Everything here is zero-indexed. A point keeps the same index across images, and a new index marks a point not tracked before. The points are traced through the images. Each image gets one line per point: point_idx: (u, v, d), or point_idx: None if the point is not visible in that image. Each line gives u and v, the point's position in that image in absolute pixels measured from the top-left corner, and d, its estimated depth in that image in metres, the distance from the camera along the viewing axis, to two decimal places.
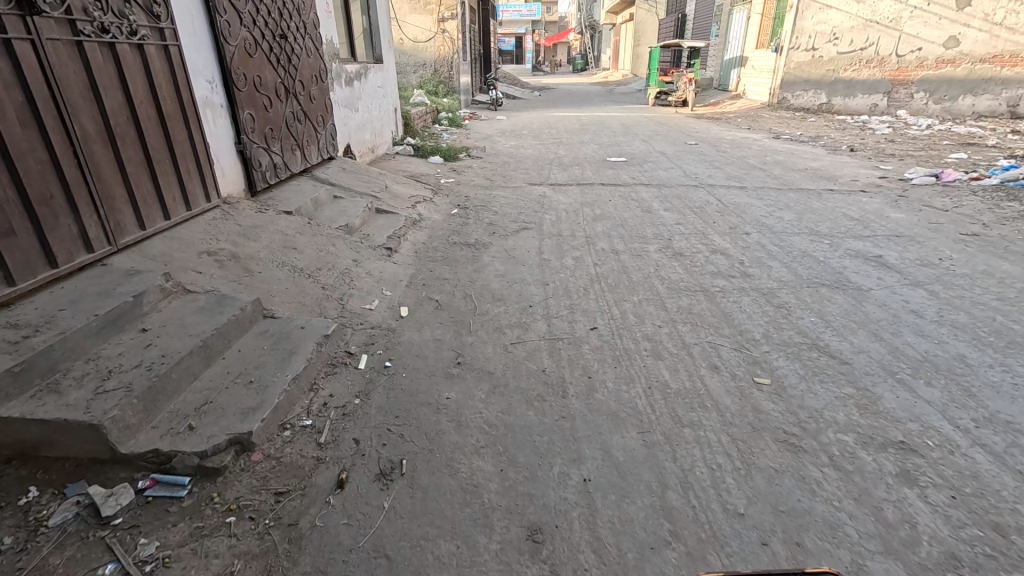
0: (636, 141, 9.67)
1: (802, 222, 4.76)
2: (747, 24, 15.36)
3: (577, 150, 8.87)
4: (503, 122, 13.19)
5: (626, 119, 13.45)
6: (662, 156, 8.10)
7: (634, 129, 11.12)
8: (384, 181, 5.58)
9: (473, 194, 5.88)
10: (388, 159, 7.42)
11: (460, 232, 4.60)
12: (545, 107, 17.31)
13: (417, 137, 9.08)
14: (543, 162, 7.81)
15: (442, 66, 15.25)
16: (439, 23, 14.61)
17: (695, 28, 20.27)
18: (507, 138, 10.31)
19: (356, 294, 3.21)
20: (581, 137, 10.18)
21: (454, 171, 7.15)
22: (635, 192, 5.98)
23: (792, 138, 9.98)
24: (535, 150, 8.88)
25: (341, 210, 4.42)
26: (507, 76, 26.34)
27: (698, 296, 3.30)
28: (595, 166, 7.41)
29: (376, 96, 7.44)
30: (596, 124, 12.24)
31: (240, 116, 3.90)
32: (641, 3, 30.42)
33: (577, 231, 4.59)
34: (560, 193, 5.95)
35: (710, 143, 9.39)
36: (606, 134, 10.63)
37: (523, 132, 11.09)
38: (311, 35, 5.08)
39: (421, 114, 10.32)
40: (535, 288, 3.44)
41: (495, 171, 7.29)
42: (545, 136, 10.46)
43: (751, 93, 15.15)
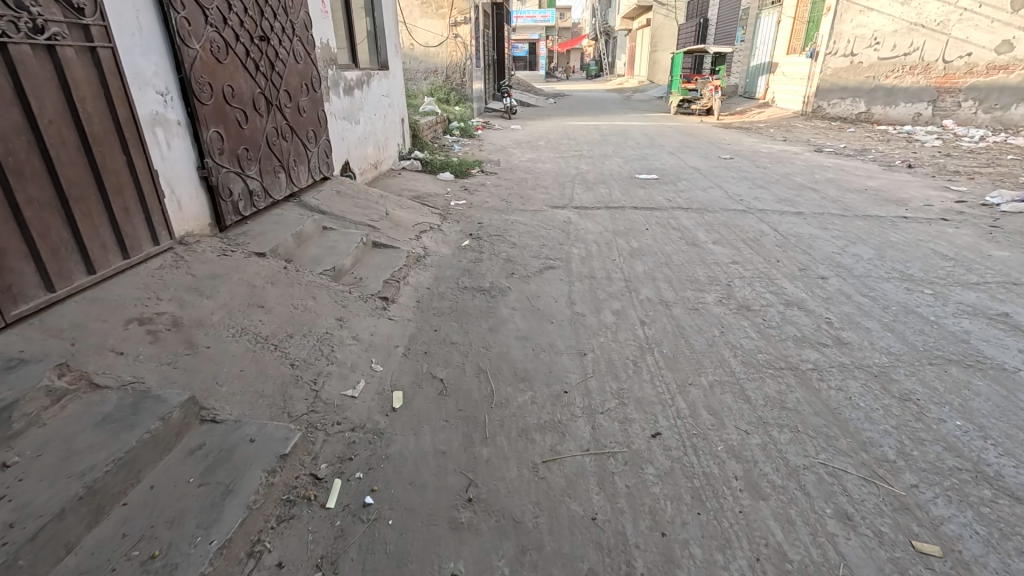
0: (664, 154, 8.88)
1: (887, 262, 3.92)
2: (778, 28, 14.49)
3: (599, 164, 8.08)
4: (518, 132, 12.44)
5: (649, 129, 12.66)
6: (696, 172, 7.29)
7: (660, 140, 10.31)
8: (384, 205, 4.83)
9: (487, 219, 5.11)
10: (393, 176, 6.70)
11: (472, 272, 3.83)
12: (560, 115, 16.57)
13: (426, 149, 8.36)
14: (564, 179, 7.04)
15: (455, 71, 14.59)
16: (450, 27, 13.96)
17: (718, 33, 19.45)
18: (523, 150, 9.56)
19: (336, 374, 2.44)
20: (603, 149, 9.39)
21: (465, 190, 6.40)
22: (673, 218, 5.18)
23: (836, 151, 9.12)
24: (554, 165, 8.11)
25: (330, 246, 3.67)
26: (521, 82, 25.69)
27: (785, 376, 2.50)
28: (623, 184, 6.63)
29: (380, 106, 6.71)
30: (618, 134, 11.44)
31: (204, 136, 3.17)
32: (658, 8, 29.63)
33: (613, 271, 3.80)
34: (586, 219, 5.17)
35: (746, 156, 8.56)
36: (630, 145, 9.85)
37: (541, 144, 10.33)
38: (301, 37, 4.35)
39: (430, 124, 9.59)
40: (568, 361, 2.66)
41: (511, 189, 6.52)
42: (565, 148, 9.69)
43: (782, 101, 14.17)
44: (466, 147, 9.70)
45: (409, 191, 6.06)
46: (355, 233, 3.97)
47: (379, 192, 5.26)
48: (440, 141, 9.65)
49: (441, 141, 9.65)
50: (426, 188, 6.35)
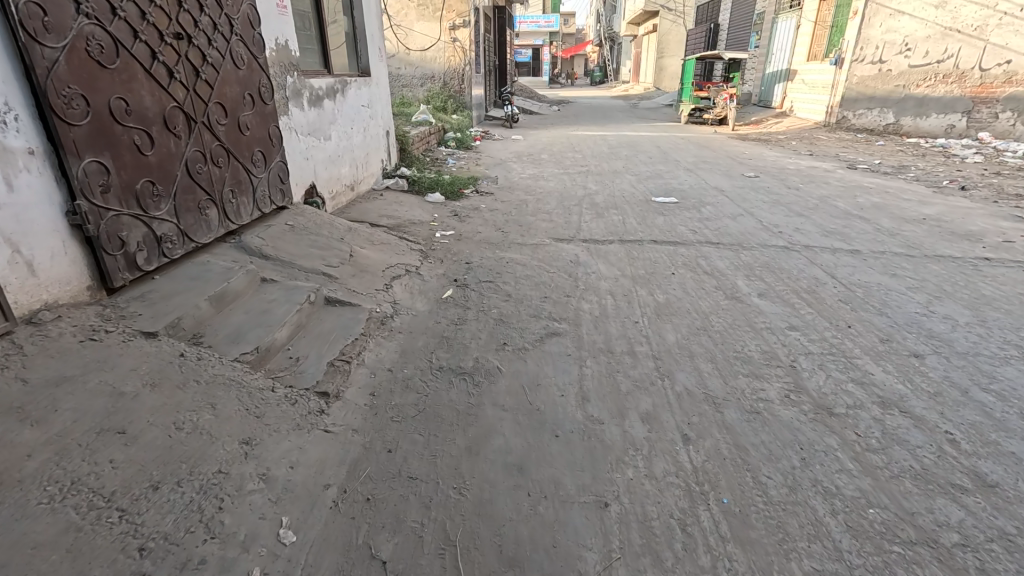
0: (680, 170, 7.98)
1: (992, 329, 3.01)
2: (797, 33, 13.66)
3: (609, 183, 7.19)
4: (519, 143, 11.55)
5: (660, 140, 11.79)
6: (721, 194, 6.39)
7: (674, 154, 9.43)
8: (349, 241, 3.94)
9: (478, 258, 4.23)
10: (372, 199, 5.81)
11: (452, 340, 2.94)
12: (565, 124, 15.71)
13: (415, 165, 7.49)
14: (569, 202, 6.15)
15: (453, 78, 13.74)
16: (449, 31, 13.20)
17: (730, 39, 18.64)
18: (524, 165, 8.68)
19: (215, 559, 1.54)
20: (612, 165, 8.50)
21: (455, 217, 5.51)
22: (703, 257, 4.28)
23: (870, 168, 8.22)
24: (559, 183, 7.22)
25: (261, 309, 2.77)
26: (523, 89, 24.88)
27: (923, 562, 1.59)
28: (638, 209, 5.74)
29: (359, 118, 5.84)
30: (627, 147, 10.54)
31: (75, 169, 2.28)
32: (665, 13, 28.87)
33: (636, 343, 2.90)
34: (598, 258, 4.27)
35: (772, 175, 7.66)
36: (641, 160, 8.96)
37: (544, 157, 9.44)
38: (242, 37, 3.49)
39: (422, 136, 8.69)
40: (581, 521, 1.75)
41: (508, 216, 5.64)
42: (570, 163, 8.80)
43: (801, 111, 13.32)
44: (461, 161, 8.82)
45: (388, 219, 5.17)
46: (301, 286, 3.08)
47: (347, 222, 4.38)
48: (433, 155, 8.77)
49: (433, 155, 8.76)
50: (410, 214, 5.46)
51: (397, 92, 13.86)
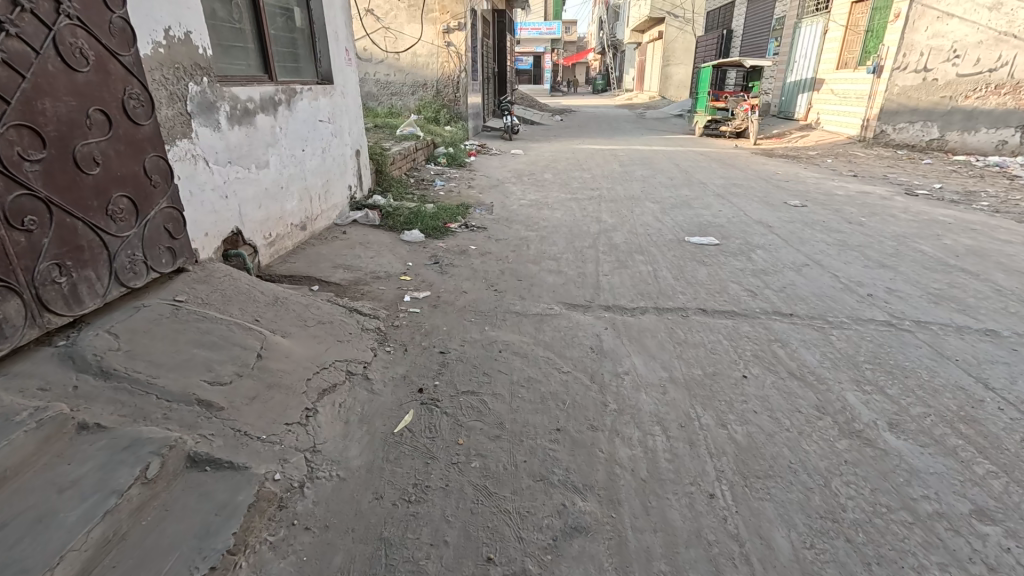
0: (709, 197, 6.73)
1: None
2: (824, 39, 12.50)
3: (627, 214, 5.94)
4: (520, 159, 10.31)
5: (676, 157, 10.57)
6: (769, 232, 5.14)
7: (697, 175, 8.18)
8: (267, 328, 2.69)
9: (459, 342, 2.97)
10: (329, 241, 4.55)
11: (394, 550, 1.67)
12: (569, 136, 14.49)
13: (394, 190, 6.24)
14: (581, 242, 4.89)
15: (446, 85, 12.56)
16: (443, 34, 12.03)
17: (746, 46, 17.54)
18: (525, 188, 7.45)
19: None
20: (628, 189, 7.24)
21: (435, 265, 4.25)
22: (778, 341, 3.02)
23: (932, 194, 6.97)
24: (566, 214, 5.97)
25: (36, 515, 1.49)
26: (525, 97, 23.79)
27: None
28: (671, 255, 4.48)
29: (315, 137, 4.61)
30: (643, 164, 9.28)
31: None
32: (672, 20, 27.83)
33: (721, 558, 1.64)
34: (629, 342, 3.02)
35: (821, 203, 6.41)
36: (661, 182, 7.71)
37: (547, 178, 8.19)
38: (87, 23, 2.24)
39: (405, 154, 7.45)
40: None
41: (503, 263, 4.38)
42: (578, 186, 7.55)
43: (830, 124, 12.11)
44: (452, 183, 7.60)
45: (344, 273, 3.92)
46: (145, 439, 1.80)
47: (275, 288, 3.12)
48: (418, 176, 7.56)
49: (418, 176, 7.51)
50: (375, 262, 4.20)
51: (386, 101, 12.67)
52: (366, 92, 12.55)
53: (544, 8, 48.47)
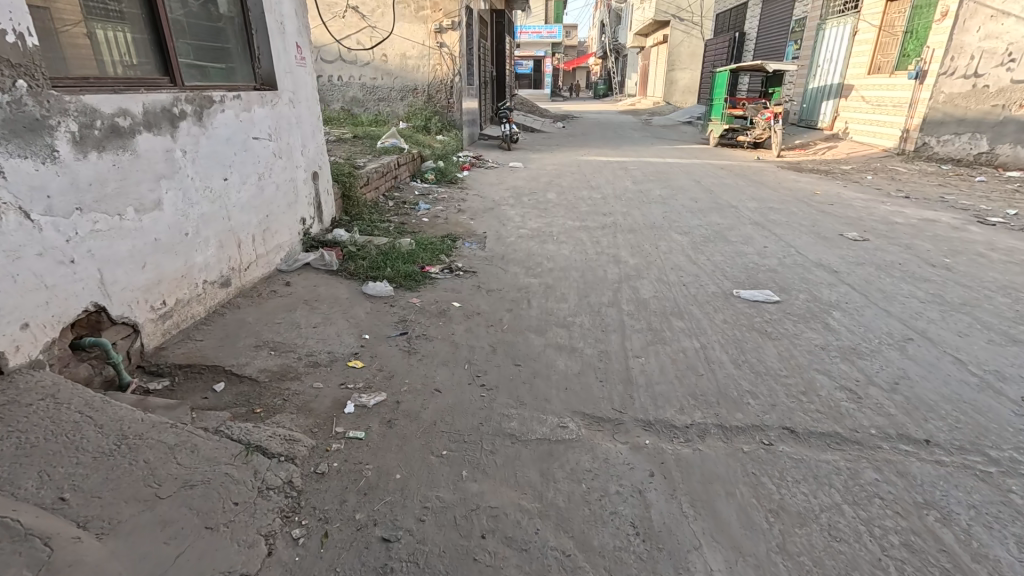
0: (747, 226, 5.59)
1: None
2: (853, 42, 11.45)
3: (650, 251, 4.80)
4: (519, 174, 9.16)
5: (693, 171, 9.45)
6: (837, 281, 4.00)
7: (724, 197, 7.04)
8: (77, 517, 1.54)
9: (418, 517, 1.82)
10: (261, 301, 3.40)
11: None
12: (572, 146, 13.38)
13: (364, 221, 5.11)
14: (597, 297, 3.75)
15: (438, 90, 11.44)
16: (435, 34, 10.98)
17: (762, 50, 16.50)
18: (523, 213, 6.31)
19: None
20: (647, 214, 6.11)
21: (401, 338, 3.11)
22: (930, 506, 1.88)
23: (1011, 223, 5.82)
24: (576, 251, 4.85)
25: None
26: (525, 103, 22.78)
27: None
28: (719, 321, 3.35)
29: (247, 160, 3.48)
30: (659, 182, 8.15)
31: None
32: (676, 24, 26.89)
33: None
34: (690, 506, 1.89)
35: (885, 236, 5.28)
36: (684, 205, 6.58)
37: (550, 199, 7.04)
38: None
39: (383, 171, 6.30)
40: None
41: (495, 332, 3.24)
42: (587, 210, 6.41)
43: (861, 135, 11.01)
44: (438, 206, 6.47)
45: (269, 356, 2.78)
46: None
47: (129, 412, 1.96)
48: (398, 199, 6.42)
49: (399, 199, 6.39)
50: (317, 334, 3.06)
51: (373, 108, 11.59)
52: (351, 97, 11.48)
53: (545, 12, 47.56)
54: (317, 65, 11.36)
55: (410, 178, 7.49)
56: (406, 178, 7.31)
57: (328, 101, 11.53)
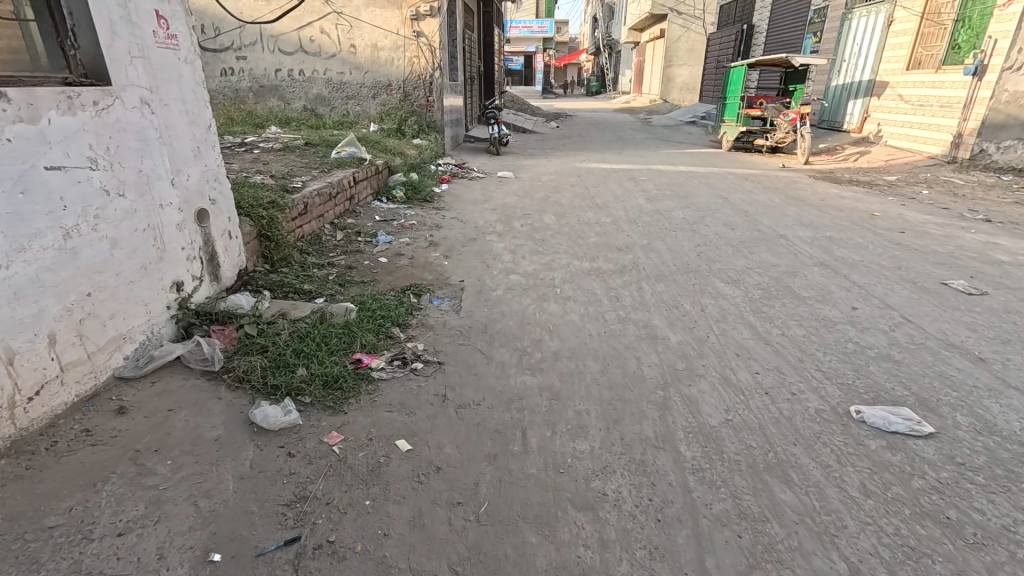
0: (813, 271, 4.18)
1: None
2: (887, 33, 10.11)
3: (695, 317, 3.37)
4: (508, 187, 7.69)
5: (712, 182, 8.05)
6: (1000, 385, 2.59)
7: (765, 221, 5.63)
8: None
9: None
10: (50, 463, 1.92)
11: None
12: (568, 150, 11.95)
13: (293, 276, 3.68)
14: (633, 425, 2.31)
15: (415, 86, 9.91)
16: (411, 22, 9.50)
17: (775, 44, 15.15)
18: (514, 248, 4.85)
19: None
20: (675, 251, 4.69)
21: (284, 558, 1.65)
22: None
23: None
24: (590, 317, 3.41)
25: None
26: (516, 101, 21.30)
27: None
28: (854, 488, 1.94)
29: (29, 207, 1.99)
30: (679, 199, 6.73)
31: None
32: (674, 18, 25.53)
33: None
34: None
35: (1006, 286, 3.88)
36: (719, 235, 5.17)
37: (547, 225, 5.59)
38: None
39: (327, 192, 4.79)
40: None
41: (465, 526, 1.80)
42: (596, 243, 4.97)
43: (900, 139, 9.68)
44: (403, 236, 4.99)
45: None
46: None
47: None
48: (349, 229, 4.91)
49: (348, 230, 4.88)
50: (118, 557, 1.60)
51: (340, 107, 10.07)
52: (315, 95, 9.98)
53: (536, 7, 46.04)
54: (275, 58, 9.84)
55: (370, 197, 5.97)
56: (364, 198, 5.79)
57: (289, 100, 10.03)
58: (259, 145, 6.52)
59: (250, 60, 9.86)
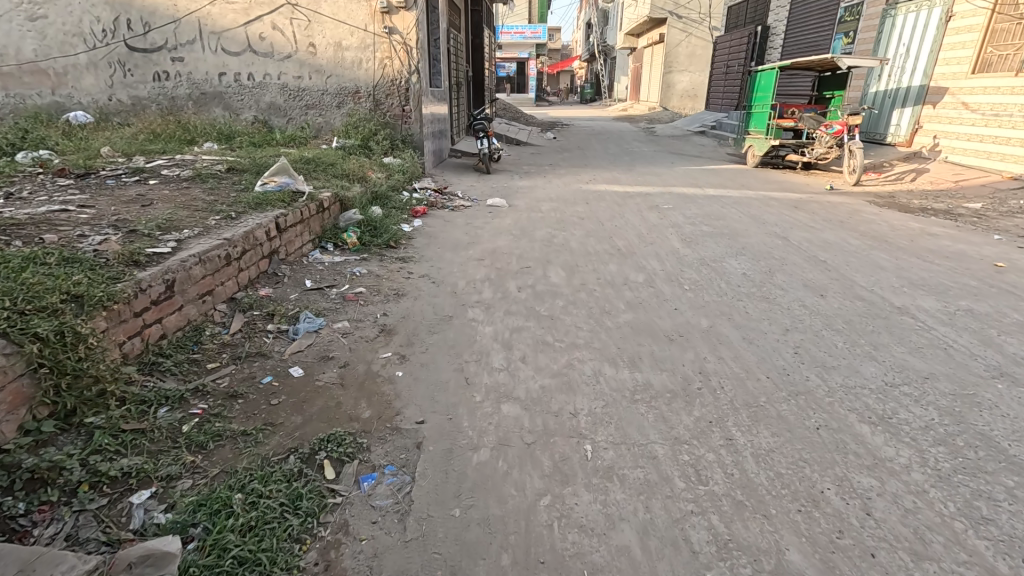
0: (1000, 392, 2.55)
1: None
2: (944, 31, 8.62)
3: (864, 540, 1.73)
4: (501, 220, 6.02)
5: (755, 211, 6.45)
6: None
7: (861, 281, 4.01)
8: None
9: None
10: None
11: None
12: (570, 165, 10.33)
13: (108, 441, 2.00)
14: None
15: (387, 91, 8.26)
16: (381, 16, 7.88)
17: (797, 45, 13.64)
18: (509, 336, 3.19)
19: None
20: (757, 344, 3.05)
21: None
22: None
23: None
24: (661, 540, 1.76)
25: None
26: (508, 109, 19.74)
27: None
28: None
29: None
30: (725, 241, 5.10)
31: None
32: (674, 21, 24.07)
33: None
34: None
35: None
36: (808, 309, 3.53)
37: (554, 289, 3.93)
38: None
39: (218, 254, 3.10)
40: None
41: None
42: (633, 325, 3.33)
43: (966, 156, 8.20)
44: (340, 318, 3.30)
45: None
46: None
47: None
48: (256, 308, 3.22)
49: (254, 312, 3.19)
50: None
51: (298, 118, 8.42)
52: (268, 103, 8.34)
53: (529, 12, 44.68)
54: (219, 59, 8.18)
55: (305, 248, 4.26)
56: (295, 251, 4.09)
57: (238, 110, 8.40)
58: (163, 173, 4.83)
59: (189, 62, 8.21)
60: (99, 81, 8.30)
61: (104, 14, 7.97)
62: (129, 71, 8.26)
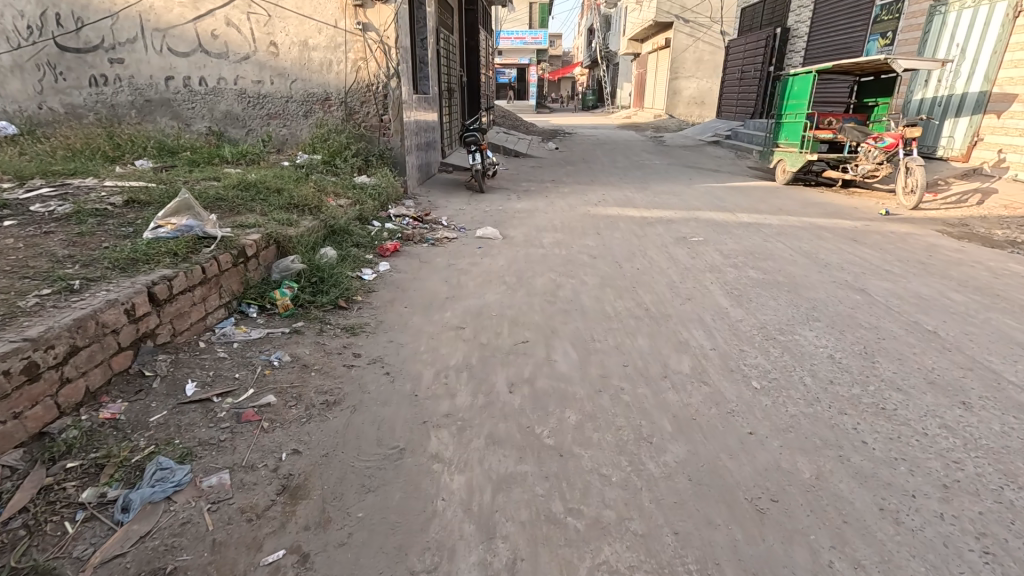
0: None
1: None
2: (1012, 27, 7.41)
3: None
4: (492, 261, 4.77)
5: (809, 247, 5.19)
6: None
7: (1011, 375, 2.74)
8: None
9: None
10: None
11: None
12: (576, 182, 9.09)
13: None
14: None
15: (362, 98, 7.04)
16: (354, 10, 6.70)
17: (823, 48, 12.44)
18: (491, 500, 1.95)
19: None
20: (909, 525, 1.81)
21: None
22: None
23: None
24: None
25: None
26: (508, 117, 18.58)
27: None
28: None
29: None
30: (787, 297, 3.85)
31: None
32: (681, 25, 22.93)
33: None
34: None
35: None
36: (959, 437, 2.27)
37: (562, 388, 2.68)
38: None
39: (4, 371, 1.85)
40: None
41: None
42: (690, 474, 2.08)
43: None
44: (219, 463, 2.05)
45: None
46: None
47: None
48: (74, 455, 1.96)
49: (68, 463, 1.93)
50: None
51: (259, 129, 7.21)
52: (224, 112, 7.14)
53: (529, 17, 43.70)
54: (165, 60, 6.98)
55: (205, 321, 2.99)
56: (184, 330, 2.81)
57: (188, 120, 7.19)
58: (32, 208, 3.58)
59: (130, 64, 7.01)
60: (26, 86, 7.10)
61: (29, 8, 6.78)
62: (61, 75, 7.04)
